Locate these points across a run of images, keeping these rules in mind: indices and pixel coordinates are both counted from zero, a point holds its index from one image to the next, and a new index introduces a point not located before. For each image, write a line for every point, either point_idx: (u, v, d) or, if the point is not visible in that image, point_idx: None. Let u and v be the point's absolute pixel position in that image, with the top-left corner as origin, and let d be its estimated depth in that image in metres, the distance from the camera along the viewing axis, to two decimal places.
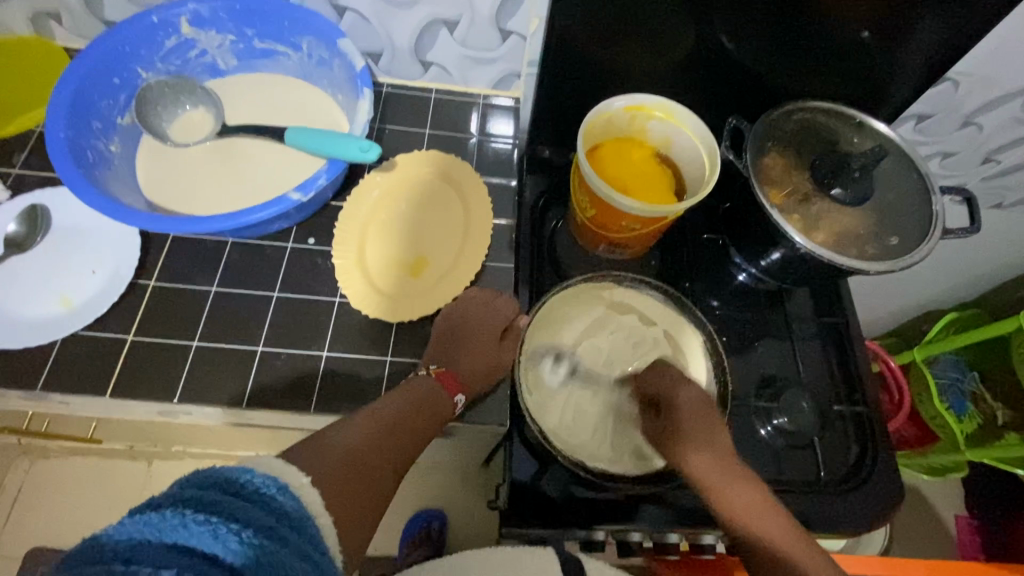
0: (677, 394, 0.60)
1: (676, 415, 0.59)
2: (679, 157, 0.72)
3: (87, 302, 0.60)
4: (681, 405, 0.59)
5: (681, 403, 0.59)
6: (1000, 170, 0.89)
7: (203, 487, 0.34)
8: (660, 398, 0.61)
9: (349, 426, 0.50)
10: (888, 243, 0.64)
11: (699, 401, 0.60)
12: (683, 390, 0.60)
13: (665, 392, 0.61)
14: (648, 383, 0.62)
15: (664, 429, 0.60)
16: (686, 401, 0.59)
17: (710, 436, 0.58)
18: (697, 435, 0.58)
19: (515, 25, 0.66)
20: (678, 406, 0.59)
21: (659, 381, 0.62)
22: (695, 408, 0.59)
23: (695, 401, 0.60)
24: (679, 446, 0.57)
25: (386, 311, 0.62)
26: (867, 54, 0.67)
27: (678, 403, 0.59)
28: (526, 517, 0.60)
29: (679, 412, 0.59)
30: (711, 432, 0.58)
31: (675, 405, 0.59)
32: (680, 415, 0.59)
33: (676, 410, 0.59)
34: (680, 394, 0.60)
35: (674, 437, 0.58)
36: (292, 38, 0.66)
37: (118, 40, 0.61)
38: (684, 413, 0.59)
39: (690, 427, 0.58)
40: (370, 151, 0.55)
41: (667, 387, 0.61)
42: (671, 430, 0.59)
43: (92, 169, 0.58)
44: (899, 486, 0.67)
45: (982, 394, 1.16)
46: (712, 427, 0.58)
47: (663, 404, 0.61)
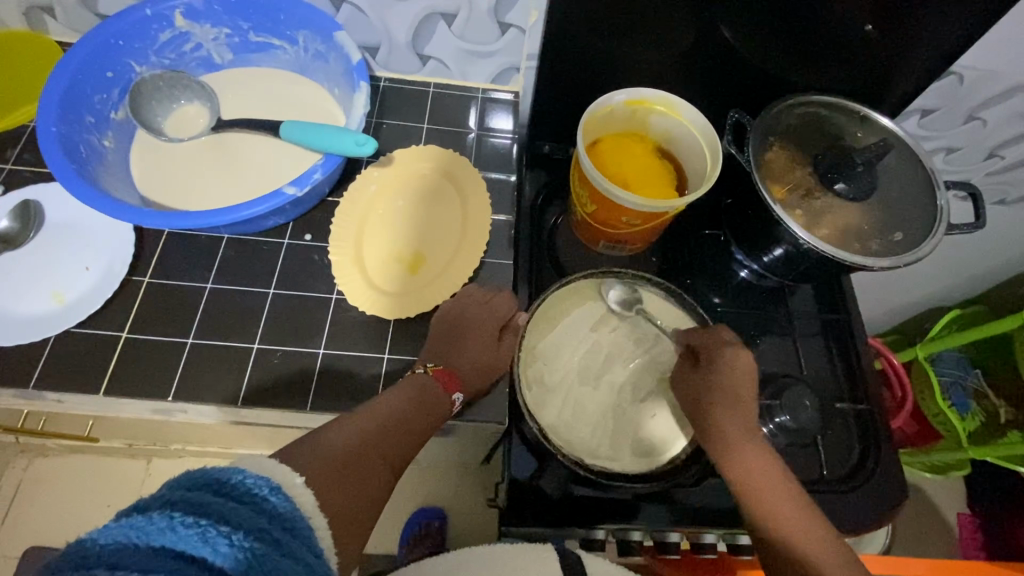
0: (724, 353, 0.62)
1: (716, 371, 0.60)
2: (680, 151, 0.71)
3: (80, 299, 0.59)
4: (722, 364, 0.61)
5: (726, 365, 0.61)
6: (1004, 165, 0.88)
7: (192, 488, 0.34)
8: (700, 357, 0.63)
9: (345, 425, 0.49)
10: (892, 239, 0.64)
11: (739, 366, 0.61)
12: (730, 350, 0.62)
13: (712, 352, 0.62)
14: (694, 337, 0.64)
15: (694, 381, 0.61)
16: (732, 363, 0.61)
17: (741, 397, 0.60)
18: (733, 396, 0.60)
19: (514, 18, 0.65)
20: (719, 365, 0.61)
21: (710, 338, 0.63)
22: (738, 369, 0.61)
23: (737, 365, 0.61)
24: (713, 403, 0.59)
25: (384, 307, 0.61)
26: (870, 47, 0.66)
27: (719, 367, 0.61)
28: (525, 516, 0.60)
29: (720, 371, 0.61)
30: (739, 401, 0.59)
31: (720, 364, 0.61)
32: (719, 372, 0.60)
33: (718, 367, 0.61)
34: (722, 354, 0.62)
35: (710, 391, 0.59)
36: (287, 32, 0.65)
37: (110, 33, 0.60)
38: (726, 372, 0.60)
39: (724, 382, 0.60)
40: (366, 145, 0.54)
41: (714, 347, 0.62)
42: (709, 384, 0.60)
43: (85, 164, 0.58)
44: (902, 484, 0.66)
45: (984, 391, 1.16)
46: (744, 390, 0.60)
47: (705, 359, 0.62)
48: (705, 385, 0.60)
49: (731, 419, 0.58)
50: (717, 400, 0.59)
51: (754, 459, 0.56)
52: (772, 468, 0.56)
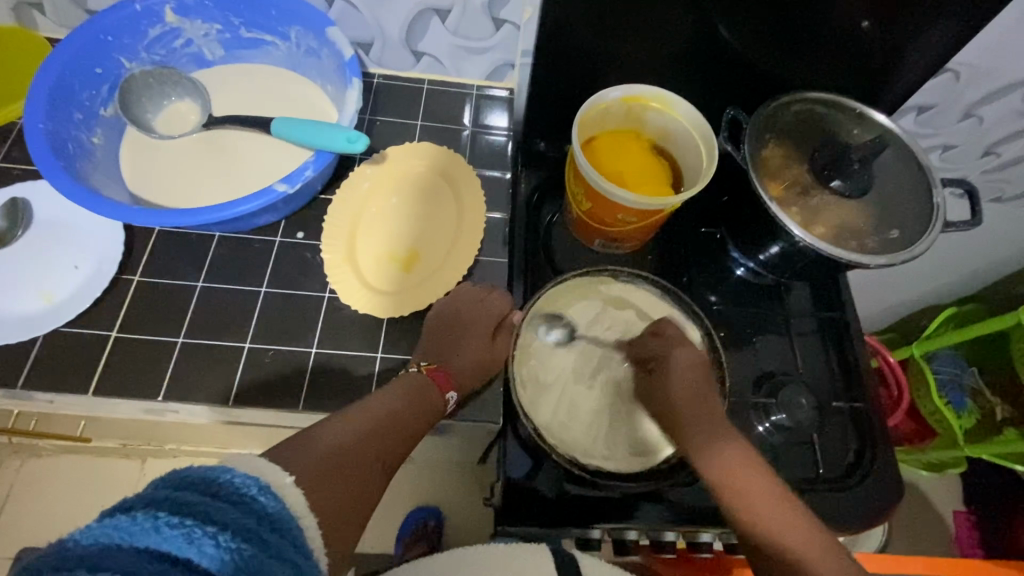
0: (675, 355, 0.61)
1: (667, 374, 0.60)
2: (676, 149, 0.71)
3: (69, 298, 0.58)
4: (673, 367, 0.61)
5: (676, 368, 0.60)
6: (1000, 163, 0.88)
7: (179, 487, 0.33)
8: (653, 363, 0.62)
9: (337, 424, 0.49)
10: (888, 236, 0.63)
11: (693, 366, 0.61)
12: (680, 352, 0.62)
13: (664, 355, 0.62)
14: (646, 342, 0.64)
15: (652, 387, 0.62)
16: (681, 364, 0.61)
17: (704, 395, 0.60)
18: (691, 395, 0.59)
19: (508, 14, 0.65)
20: (671, 369, 0.61)
21: (659, 341, 0.63)
22: (690, 371, 0.61)
23: (692, 365, 0.61)
24: (671, 406, 0.59)
25: (376, 306, 0.60)
26: (867, 42, 0.65)
27: (671, 370, 0.60)
28: (520, 515, 0.60)
29: (670, 374, 0.60)
30: (704, 399, 0.59)
31: (669, 367, 0.61)
32: (669, 377, 0.60)
33: (668, 370, 0.61)
34: (673, 356, 0.61)
35: (666, 397, 0.60)
36: (279, 28, 0.64)
37: (99, 28, 0.60)
38: (675, 375, 0.60)
39: (679, 383, 0.60)
40: (358, 142, 0.54)
41: (662, 351, 0.62)
42: (662, 389, 0.60)
43: (74, 161, 0.57)
44: (899, 484, 0.66)
45: (981, 389, 1.17)
46: (703, 391, 0.60)
47: (657, 364, 0.62)
48: (661, 390, 0.60)
49: (693, 417, 0.58)
50: (677, 404, 0.59)
51: (726, 453, 0.56)
52: (740, 462, 0.55)
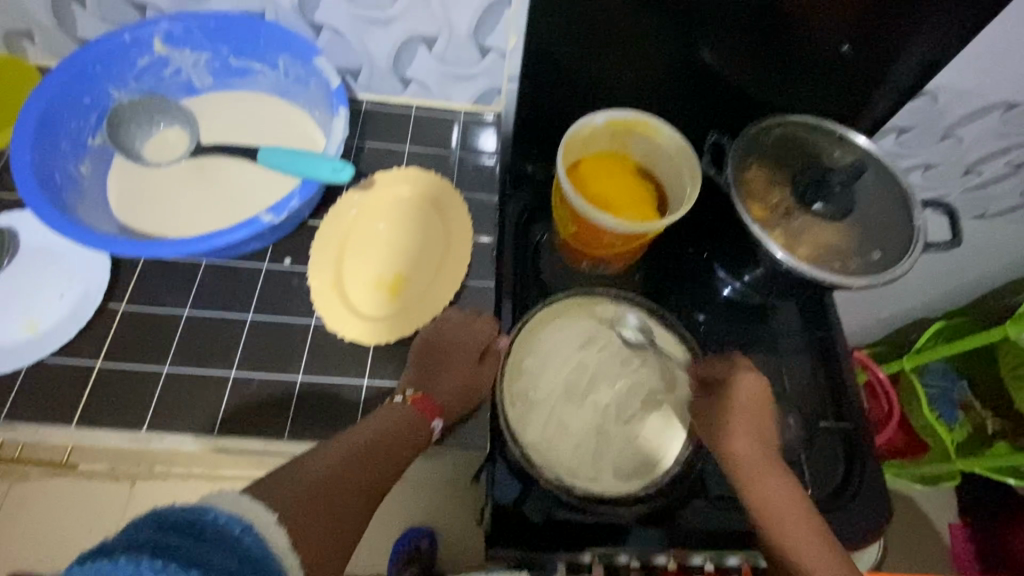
0: (738, 378, 0.61)
1: (728, 396, 0.60)
2: (662, 172, 0.71)
3: (54, 328, 0.58)
4: (737, 389, 0.60)
5: (741, 392, 0.60)
6: (981, 181, 0.90)
7: (160, 530, 0.33)
8: (715, 384, 0.63)
9: (320, 457, 0.48)
10: (870, 258, 0.64)
11: (756, 390, 0.61)
12: (746, 375, 0.62)
13: (731, 379, 0.62)
14: (714, 365, 0.64)
15: (712, 409, 0.61)
16: (745, 389, 0.61)
17: (760, 422, 0.59)
18: (749, 419, 0.59)
19: (494, 42, 0.66)
20: (732, 391, 0.61)
21: (727, 365, 0.63)
22: (754, 395, 0.61)
23: (757, 391, 0.61)
24: (728, 423, 0.59)
25: (363, 333, 0.61)
26: (846, 66, 0.66)
27: (733, 392, 0.61)
28: (508, 540, 0.60)
29: (733, 395, 0.60)
30: (759, 425, 0.60)
31: (733, 390, 0.61)
32: (730, 398, 0.60)
33: (732, 392, 0.60)
34: (738, 379, 0.61)
35: (723, 416, 0.60)
36: (268, 56, 0.65)
37: (88, 59, 0.60)
38: (737, 397, 0.60)
39: (738, 405, 0.60)
40: (343, 172, 0.54)
41: (727, 374, 0.62)
42: (723, 408, 0.60)
43: (59, 192, 0.57)
44: (887, 504, 0.66)
45: (971, 402, 1.17)
46: (760, 419, 0.60)
47: (722, 386, 0.62)
48: (720, 410, 0.60)
49: (741, 438, 0.58)
50: (732, 425, 0.59)
51: (771, 486, 0.56)
52: (784, 496, 0.55)
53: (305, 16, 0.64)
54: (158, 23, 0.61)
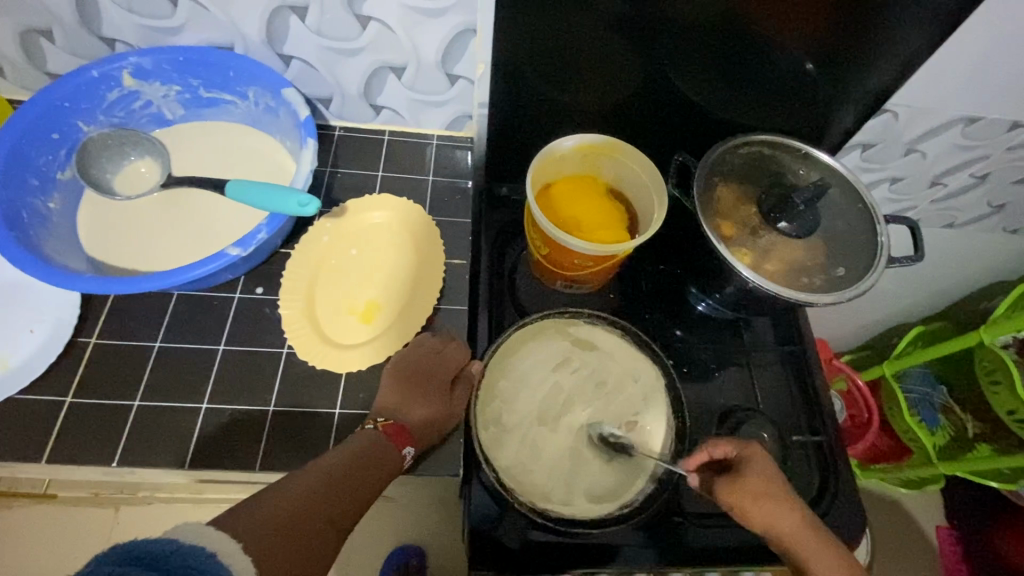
0: (752, 457, 0.60)
1: (749, 476, 0.58)
2: (631, 193, 0.73)
3: (25, 364, 0.58)
4: (754, 468, 0.59)
5: (760, 472, 0.59)
6: (948, 192, 0.91)
7: (124, 562, 0.34)
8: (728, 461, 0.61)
9: (292, 483, 0.49)
10: (834, 274, 0.65)
11: (769, 468, 0.59)
12: (755, 451, 0.60)
13: (746, 458, 0.60)
14: (720, 446, 0.61)
15: (734, 492, 0.58)
16: (763, 467, 0.59)
17: (788, 497, 0.58)
18: (780, 495, 0.58)
19: (462, 70, 0.67)
20: (752, 471, 0.58)
21: (734, 443, 0.62)
22: (770, 470, 0.59)
23: (771, 465, 0.60)
24: (763, 508, 0.57)
25: (333, 361, 0.61)
26: (806, 86, 0.68)
27: (753, 467, 0.59)
28: (486, 564, 0.59)
29: (755, 475, 0.58)
30: (788, 500, 0.58)
31: (754, 468, 0.59)
32: (751, 478, 0.58)
33: (755, 471, 0.58)
34: (750, 455, 0.60)
35: (755, 500, 0.57)
36: (238, 88, 0.66)
37: (56, 96, 0.61)
38: (759, 477, 0.58)
39: (762, 485, 0.58)
40: (309, 206, 0.55)
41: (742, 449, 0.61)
42: (750, 492, 0.57)
43: (27, 229, 0.58)
44: (860, 515, 0.67)
45: (951, 406, 1.19)
46: (787, 491, 0.59)
47: (736, 465, 0.60)
48: (750, 495, 0.57)
49: (786, 520, 0.56)
50: (770, 509, 0.57)
51: (829, 564, 0.55)
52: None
53: (274, 48, 0.65)
54: (126, 58, 0.62)
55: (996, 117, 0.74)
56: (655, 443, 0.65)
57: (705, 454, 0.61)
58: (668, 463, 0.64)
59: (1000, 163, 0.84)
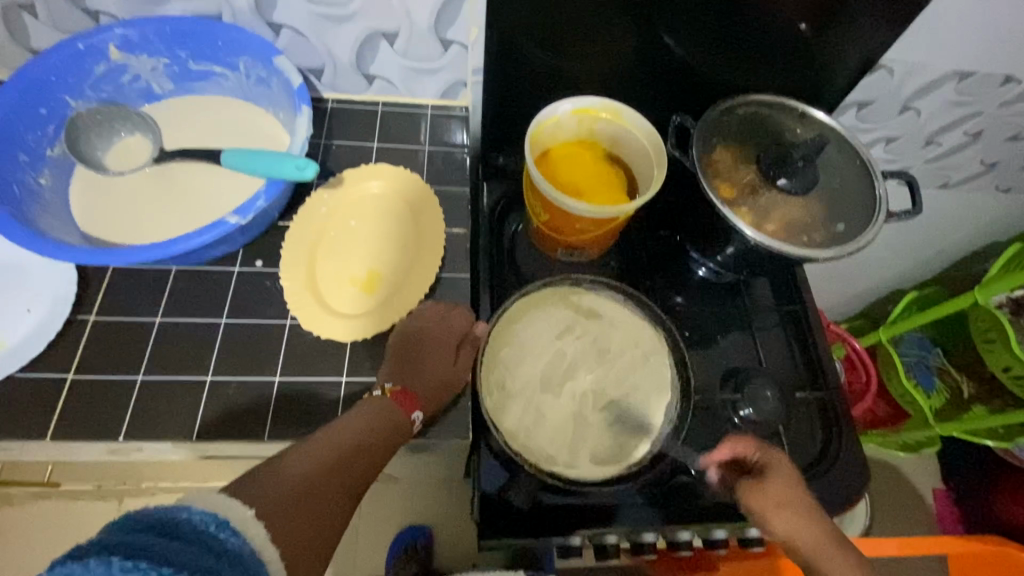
0: (773, 461, 0.57)
1: (774, 482, 0.55)
2: (629, 156, 0.72)
3: (22, 343, 0.57)
4: (777, 473, 0.56)
5: (781, 477, 0.56)
6: (942, 151, 0.92)
7: (135, 530, 0.33)
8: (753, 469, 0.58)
9: (298, 454, 0.48)
10: (834, 230, 0.65)
11: (793, 473, 0.57)
12: (777, 457, 0.58)
13: (768, 462, 0.57)
14: (746, 446, 0.59)
15: (753, 496, 0.55)
16: (783, 470, 0.57)
17: (812, 507, 0.55)
18: (802, 505, 0.54)
19: (455, 35, 0.66)
20: (774, 478, 0.56)
21: (756, 445, 0.59)
22: (793, 478, 0.56)
23: (792, 470, 0.57)
24: (785, 517, 0.54)
25: (341, 330, 0.61)
26: (802, 45, 0.67)
27: (770, 468, 0.57)
28: (499, 529, 0.60)
29: (778, 482, 0.56)
30: (810, 510, 0.55)
31: (772, 472, 0.56)
32: (774, 485, 0.55)
33: (775, 477, 0.56)
34: (772, 458, 0.58)
35: (776, 506, 0.54)
36: (228, 59, 0.65)
37: (42, 70, 0.59)
38: (781, 482, 0.55)
39: (786, 490, 0.55)
40: (307, 169, 0.55)
41: (764, 451, 0.58)
42: (773, 498, 0.54)
43: (19, 205, 0.57)
44: (865, 469, 0.68)
45: (947, 368, 1.20)
46: (808, 501, 0.55)
47: (757, 469, 0.57)
48: (771, 500, 0.54)
49: (808, 529, 0.53)
50: (793, 518, 0.54)
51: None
52: None
53: (263, 16, 0.63)
54: (112, 29, 0.60)
55: (992, 71, 0.74)
56: (660, 403, 0.65)
57: (728, 450, 0.59)
58: (676, 421, 0.64)
59: (994, 119, 0.84)
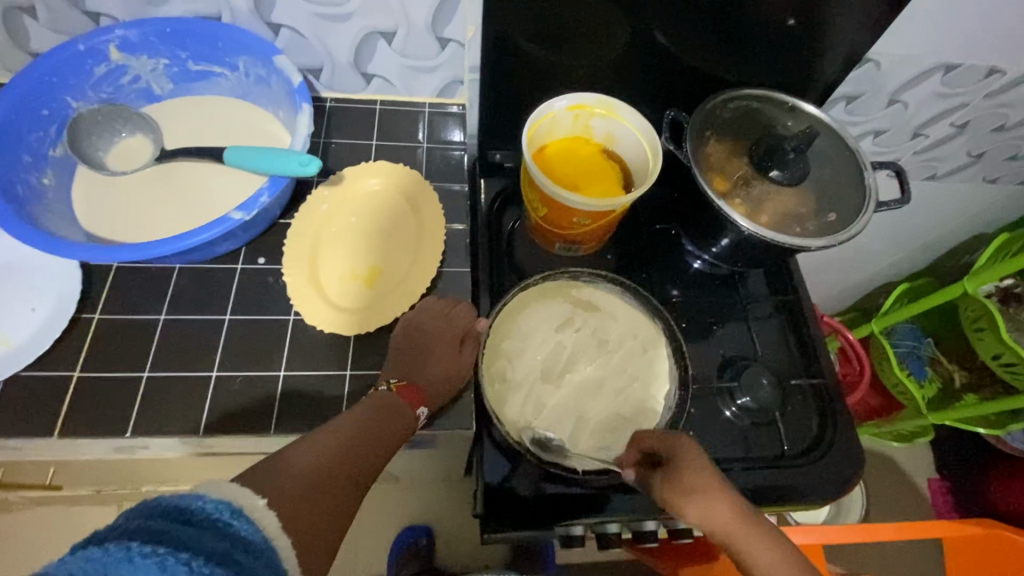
0: (678, 449, 0.56)
1: (683, 471, 0.55)
2: (623, 150, 0.73)
3: (28, 341, 0.58)
4: (682, 463, 0.55)
5: (687, 463, 0.55)
6: (930, 143, 0.94)
7: (151, 516, 0.32)
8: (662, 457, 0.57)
9: (306, 445, 0.49)
10: (826, 219, 0.67)
11: (698, 456, 0.56)
12: (682, 443, 0.57)
13: (675, 451, 0.56)
14: (648, 439, 0.58)
15: (663, 487, 0.55)
16: (688, 456, 0.56)
17: (724, 488, 0.54)
18: (710, 487, 0.54)
19: (452, 33, 0.67)
20: (680, 464, 0.55)
21: (659, 435, 0.58)
22: (698, 461, 0.55)
23: (700, 457, 0.56)
24: (694, 504, 0.53)
25: (343, 324, 0.62)
26: (792, 41, 0.69)
27: (677, 453, 0.56)
28: (503, 519, 0.61)
29: (685, 470, 0.55)
30: (718, 487, 0.54)
31: (677, 461, 0.55)
32: (681, 475, 0.54)
33: (680, 465, 0.55)
34: (677, 446, 0.57)
35: (685, 495, 0.54)
36: (227, 59, 0.65)
37: (44, 71, 0.60)
38: (686, 469, 0.55)
39: (693, 481, 0.54)
40: (310, 165, 0.56)
41: (666, 438, 0.58)
42: (681, 487, 0.54)
43: (24, 205, 0.58)
44: (860, 454, 0.69)
45: (939, 357, 1.22)
46: (720, 483, 0.54)
47: (665, 460, 0.57)
48: (677, 489, 0.54)
49: (717, 512, 0.53)
50: (701, 506, 0.53)
51: (767, 558, 0.51)
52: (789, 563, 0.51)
53: (261, 16, 0.64)
54: (112, 30, 0.61)
55: (975, 63, 0.76)
56: (660, 390, 0.66)
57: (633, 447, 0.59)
58: (674, 409, 0.64)
59: (979, 111, 0.86)
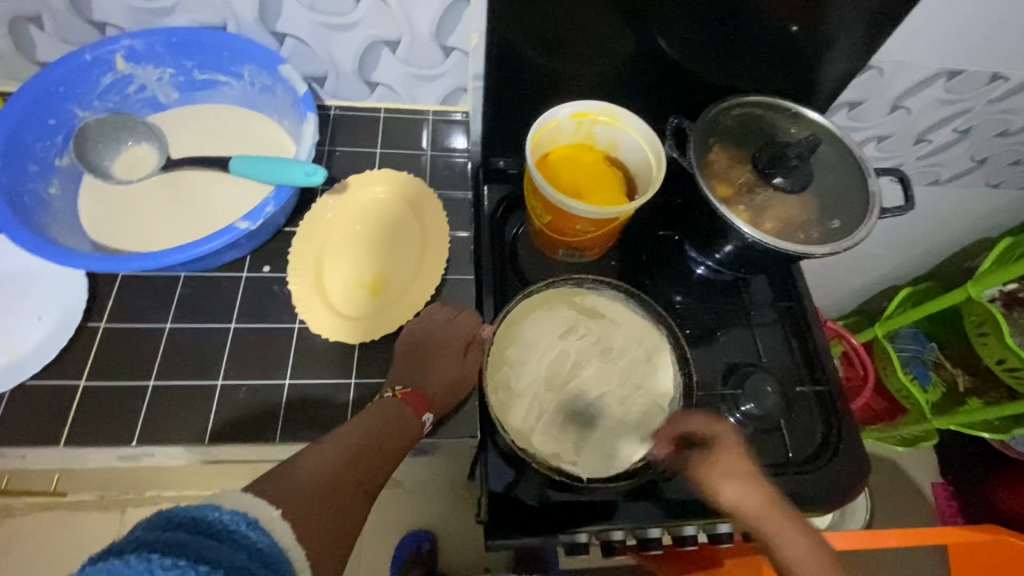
0: (720, 435, 0.57)
1: (721, 454, 0.56)
2: (626, 157, 0.73)
3: (33, 350, 0.58)
4: (726, 444, 0.57)
5: (726, 449, 0.56)
6: (933, 148, 0.94)
7: (168, 528, 0.33)
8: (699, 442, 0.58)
9: (316, 451, 0.49)
10: (830, 226, 0.67)
11: (737, 444, 0.57)
12: (723, 429, 0.58)
13: (716, 435, 0.57)
14: (693, 421, 0.59)
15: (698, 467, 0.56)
16: (729, 443, 0.57)
17: (757, 476, 0.55)
18: (745, 474, 0.54)
19: (456, 41, 0.67)
20: (720, 449, 0.56)
21: (704, 419, 0.59)
22: (738, 448, 0.56)
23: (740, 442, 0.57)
24: (728, 487, 0.54)
25: (348, 332, 0.62)
26: (795, 48, 0.69)
27: (717, 439, 0.57)
28: (509, 527, 0.61)
29: (725, 453, 0.56)
30: (752, 477, 0.54)
31: (718, 446, 0.56)
32: (721, 458, 0.55)
33: (721, 450, 0.56)
34: (720, 432, 0.58)
35: (720, 477, 0.55)
36: (232, 68, 0.66)
37: (51, 81, 0.60)
38: (727, 454, 0.56)
39: (735, 460, 0.55)
40: (316, 175, 0.56)
41: (705, 424, 0.59)
42: (718, 469, 0.55)
43: (31, 214, 0.58)
44: (865, 461, 0.68)
45: (942, 362, 1.21)
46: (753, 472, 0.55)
47: (704, 443, 0.58)
48: (714, 471, 0.55)
49: (749, 498, 0.53)
50: (735, 489, 0.54)
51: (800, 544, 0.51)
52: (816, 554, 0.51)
53: (266, 25, 0.64)
54: (118, 40, 0.61)
55: (978, 69, 0.76)
56: (665, 396, 0.66)
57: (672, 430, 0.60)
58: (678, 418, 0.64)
59: (982, 116, 0.86)
